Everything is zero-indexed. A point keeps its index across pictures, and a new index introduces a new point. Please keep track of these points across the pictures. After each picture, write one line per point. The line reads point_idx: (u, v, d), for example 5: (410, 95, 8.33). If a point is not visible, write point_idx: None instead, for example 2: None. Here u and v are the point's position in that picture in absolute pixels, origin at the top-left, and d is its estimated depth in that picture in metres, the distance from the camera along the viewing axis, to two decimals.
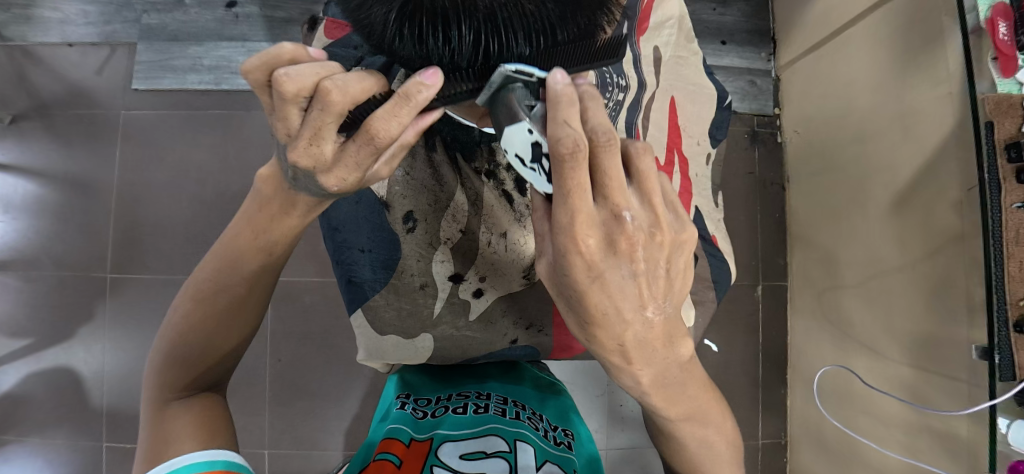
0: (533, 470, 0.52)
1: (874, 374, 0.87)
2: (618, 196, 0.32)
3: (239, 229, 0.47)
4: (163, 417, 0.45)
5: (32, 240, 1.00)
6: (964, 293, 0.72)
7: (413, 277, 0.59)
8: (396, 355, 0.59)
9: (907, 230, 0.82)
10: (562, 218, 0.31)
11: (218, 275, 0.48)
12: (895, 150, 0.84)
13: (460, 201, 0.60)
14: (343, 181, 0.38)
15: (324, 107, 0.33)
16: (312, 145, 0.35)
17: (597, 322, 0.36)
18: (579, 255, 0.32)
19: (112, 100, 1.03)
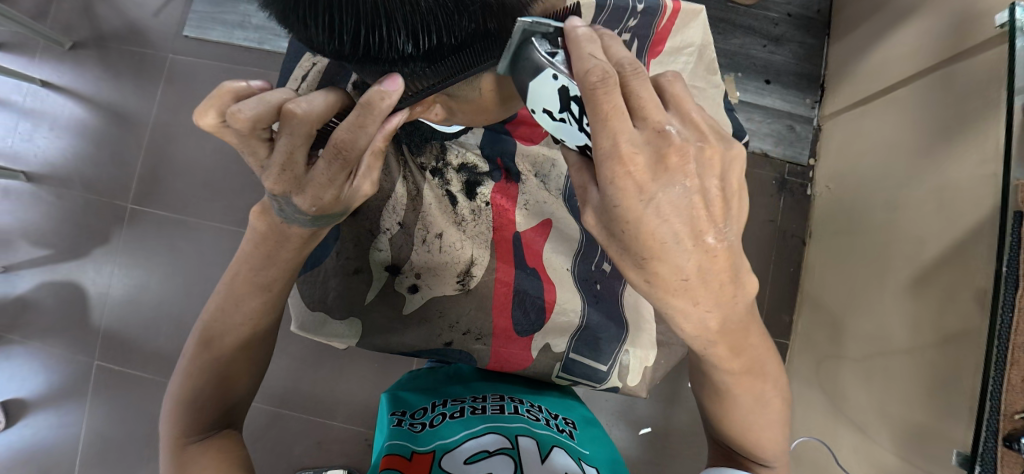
0: (542, 461, 0.50)
1: (859, 457, 0.82)
2: (657, 115, 0.35)
3: (236, 271, 0.54)
4: (181, 458, 0.50)
5: (68, 159, 1.07)
6: (969, 391, 0.66)
7: (349, 261, 0.65)
8: (325, 331, 0.65)
9: (921, 311, 0.76)
10: (606, 144, 0.34)
11: (221, 315, 0.54)
12: (925, 223, 0.78)
13: (399, 194, 0.68)
14: (320, 200, 0.44)
15: (292, 132, 0.39)
16: (285, 171, 0.42)
17: (655, 255, 0.36)
18: (630, 178, 0.34)
19: (163, 42, 1.08)
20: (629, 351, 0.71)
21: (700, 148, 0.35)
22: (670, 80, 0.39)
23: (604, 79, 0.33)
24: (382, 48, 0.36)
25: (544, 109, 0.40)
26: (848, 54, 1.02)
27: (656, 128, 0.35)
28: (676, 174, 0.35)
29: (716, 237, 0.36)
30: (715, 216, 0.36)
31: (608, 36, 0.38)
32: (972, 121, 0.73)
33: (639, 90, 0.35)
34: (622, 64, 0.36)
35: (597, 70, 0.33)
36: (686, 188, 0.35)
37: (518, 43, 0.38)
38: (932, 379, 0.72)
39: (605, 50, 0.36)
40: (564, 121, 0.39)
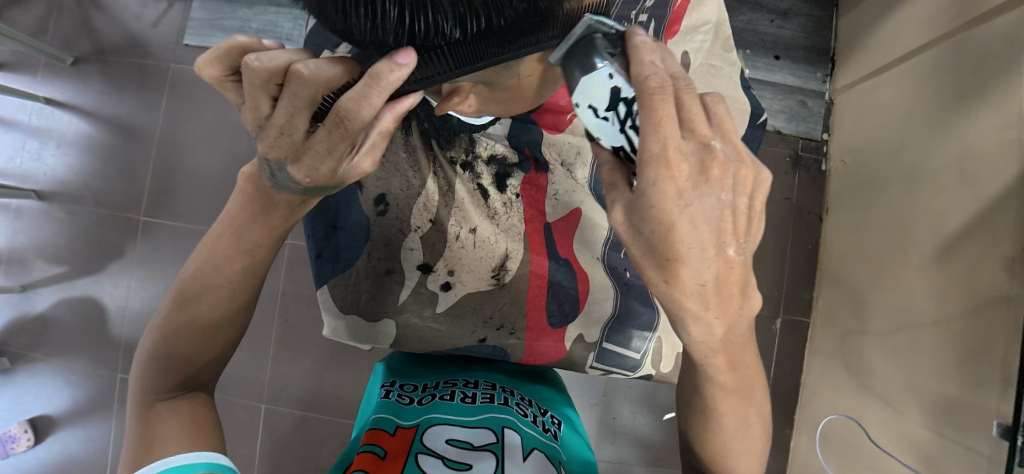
0: (520, 460, 0.52)
1: (886, 432, 0.81)
2: (703, 129, 0.34)
3: (218, 233, 0.51)
4: (149, 417, 0.48)
5: (78, 175, 1.07)
6: (1001, 361, 0.65)
7: (381, 262, 0.66)
8: (356, 335, 0.66)
9: (947, 282, 0.75)
10: (653, 147, 0.33)
11: (200, 276, 0.52)
12: (947, 193, 0.77)
13: (431, 189, 0.68)
14: (315, 169, 0.39)
15: (296, 92, 0.34)
16: (281, 135, 0.37)
17: (679, 257, 0.35)
18: (672, 182, 0.33)
19: (163, 52, 1.08)
20: (660, 338, 0.71)
21: (737, 168, 0.35)
22: (688, 96, 0.34)
23: (662, 87, 0.33)
24: (427, 35, 0.32)
25: (588, 105, 0.37)
26: (859, 24, 1.00)
27: (702, 143, 0.34)
28: (713, 187, 0.34)
29: (737, 250, 0.36)
30: (740, 230, 0.36)
31: (635, 45, 0.36)
32: (994, 86, 0.71)
33: (689, 102, 0.34)
34: (645, 81, 0.33)
35: (654, 78, 0.33)
36: (719, 202, 0.34)
37: (575, 39, 0.37)
38: (960, 350, 0.71)
39: (643, 60, 0.35)
40: (606, 120, 0.37)
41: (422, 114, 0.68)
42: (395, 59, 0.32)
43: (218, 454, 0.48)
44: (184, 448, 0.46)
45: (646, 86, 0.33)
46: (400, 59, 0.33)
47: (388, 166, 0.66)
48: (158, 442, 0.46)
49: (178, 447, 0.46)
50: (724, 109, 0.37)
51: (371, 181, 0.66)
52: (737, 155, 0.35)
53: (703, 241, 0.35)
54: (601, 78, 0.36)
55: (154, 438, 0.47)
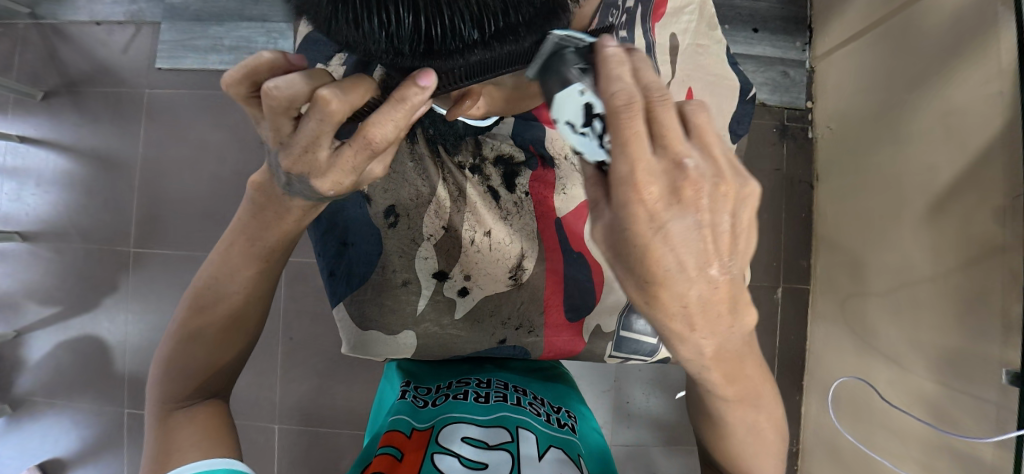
0: (535, 460, 0.52)
1: (894, 388, 0.83)
2: (678, 146, 0.32)
3: (231, 240, 0.51)
4: (167, 424, 0.50)
5: (61, 212, 1.04)
6: (1001, 311, 0.67)
7: (396, 273, 0.65)
8: (378, 349, 0.65)
9: (941, 239, 0.77)
10: (622, 169, 0.31)
11: (215, 282, 0.52)
12: (934, 151, 0.78)
13: (441, 196, 0.67)
14: (338, 185, 0.40)
15: (323, 117, 0.35)
16: (306, 153, 0.37)
17: (658, 280, 0.34)
18: (643, 205, 0.32)
19: (136, 78, 1.05)
20: None
21: (715, 185, 0.32)
22: (663, 110, 0.32)
23: (630, 106, 0.31)
24: (445, 39, 0.31)
25: (566, 121, 0.36)
26: None
27: (676, 161, 0.32)
28: (688, 208, 0.32)
29: (722, 270, 0.34)
30: (723, 249, 0.34)
31: (606, 58, 0.33)
32: (971, 41, 0.72)
33: (664, 117, 0.32)
34: (611, 98, 0.31)
35: (621, 95, 0.31)
36: (696, 223, 0.33)
37: (547, 55, 0.36)
38: (959, 303, 0.73)
39: (614, 73, 0.32)
40: (584, 135, 0.36)
41: (427, 121, 0.67)
42: (417, 81, 0.35)
43: (236, 458, 0.50)
44: (202, 454, 0.48)
45: (613, 105, 0.31)
46: (421, 81, 0.35)
47: (395, 177, 0.66)
48: (176, 448, 0.49)
49: (199, 453, 0.48)
50: (708, 120, 0.34)
51: (379, 194, 0.65)
52: (718, 170, 0.33)
53: (680, 263, 0.33)
54: (573, 94, 0.35)
55: (172, 444, 0.49)
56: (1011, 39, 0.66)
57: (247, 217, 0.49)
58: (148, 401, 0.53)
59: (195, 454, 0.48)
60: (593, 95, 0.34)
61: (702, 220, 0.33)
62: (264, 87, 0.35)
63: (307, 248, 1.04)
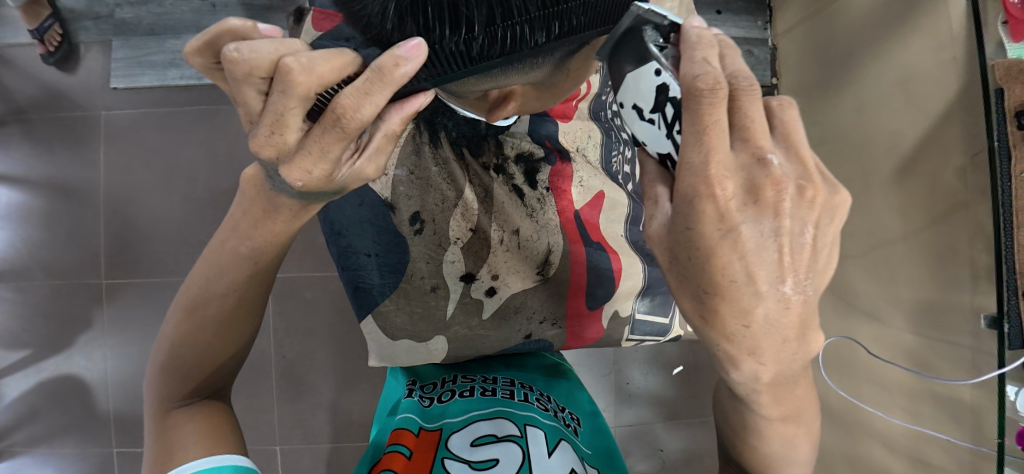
0: (545, 456, 0.52)
1: (876, 342, 0.88)
2: (761, 141, 0.33)
3: (223, 237, 0.48)
4: (166, 424, 0.47)
5: (21, 249, 0.98)
6: (970, 261, 0.72)
7: (424, 279, 0.63)
8: (407, 357, 0.63)
9: (910, 199, 0.82)
10: (693, 157, 0.31)
11: (206, 284, 0.48)
12: (897, 118, 0.83)
13: (468, 198, 0.65)
14: (308, 174, 0.35)
15: (285, 89, 0.30)
16: (272, 134, 0.33)
17: (720, 292, 0.33)
18: (714, 201, 0.31)
19: (90, 100, 0.99)
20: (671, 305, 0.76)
21: (801, 185, 0.32)
22: (747, 98, 0.33)
23: (715, 87, 0.31)
24: (519, 43, 0.37)
25: (633, 105, 0.37)
26: None
27: (757, 155, 0.33)
28: (766, 211, 0.32)
29: (796, 286, 0.33)
30: (799, 263, 0.33)
31: (691, 40, 0.34)
32: (922, 11, 0.77)
33: (748, 106, 0.33)
34: (696, 80, 0.31)
35: (706, 78, 0.31)
36: (771, 229, 0.32)
37: (625, 29, 0.36)
38: (933, 256, 0.78)
39: (696, 57, 0.33)
40: (651, 122, 0.36)
41: (449, 123, 0.66)
42: (402, 52, 0.31)
43: (236, 453, 0.46)
44: (205, 451, 0.45)
45: (736, 84, 0.33)
46: (407, 52, 0.31)
47: (419, 182, 0.64)
48: (178, 447, 0.45)
49: (200, 450, 0.45)
50: (795, 118, 0.35)
51: (403, 200, 0.63)
52: (803, 172, 0.33)
53: (749, 275, 0.32)
54: (648, 74, 0.35)
55: (171, 445, 0.45)
56: (960, 8, 0.71)
57: (239, 214, 0.46)
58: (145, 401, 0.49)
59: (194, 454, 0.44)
60: (670, 76, 0.34)
61: (778, 227, 0.32)
62: (223, 51, 0.29)
63: (293, 263, 1.01)
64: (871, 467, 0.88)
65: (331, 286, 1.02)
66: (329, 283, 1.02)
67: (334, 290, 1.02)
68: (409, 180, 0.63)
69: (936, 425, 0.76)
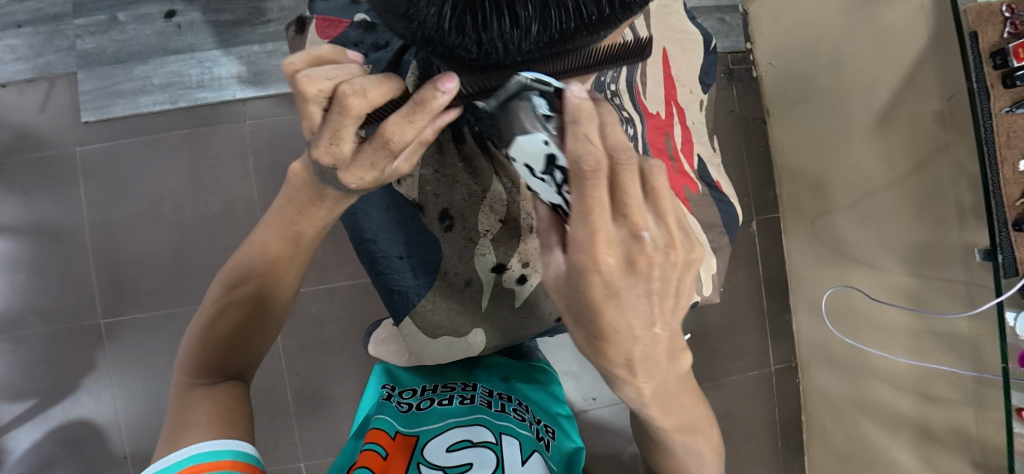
0: (520, 465, 0.52)
1: (875, 287, 0.90)
2: (637, 217, 0.30)
3: (265, 221, 0.52)
4: (185, 402, 0.47)
5: (11, 299, 0.95)
6: (956, 201, 0.75)
7: (458, 275, 0.62)
8: (448, 353, 0.64)
9: (892, 147, 0.84)
10: (579, 235, 0.30)
11: (242, 264, 0.52)
12: (873, 70, 0.85)
13: (495, 189, 0.62)
14: (360, 179, 0.39)
15: (342, 111, 0.33)
16: (330, 145, 0.36)
17: (605, 337, 0.34)
18: (598, 274, 0.31)
19: (63, 138, 0.97)
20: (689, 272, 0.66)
21: (667, 253, 0.32)
22: (625, 177, 0.29)
23: (597, 170, 0.28)
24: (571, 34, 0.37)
25: (524, 164, 0.34)
26: None
27: (633, 232, 0.31)
28: (641, 278, 0.32)
29: (663, 327, 0.34)
30: (666, 307, 0.34)
31: (570, 112, 0.30)
32: None
33: (627, 186, 0.29)
34: (578, 162, 0.28)
35: (590, 159, 0.28)
36: (645, 291, 0.32)
37: (512, 92, 0.34)
38: (921, 200, 0.80)
39: (578, 134, 0.29)
40: (543, 181, 0.33)
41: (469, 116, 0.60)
42: (439, 85, 0.33)
43: (245, 439, 0.45)
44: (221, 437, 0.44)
45: (617, 160, 0.29)
46: (442, 85, 0.33)
47: (445, 180, 0.62)
48: (193, 427, 0.44)
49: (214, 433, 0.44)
50: (661, 182, 0.31)
51: (430, 198, 0.61)
52: (670, 240, 0.32)
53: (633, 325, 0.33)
54: (534, 143, 0.31)
55: (184, 423, 0.45)
56: None
57: (284, 203, 0.49)
58: (173, 375, 0.51)
59: (208, 434, 0.44)
60: (557, 146, 0.31)
61: (651, 290, 0.32)
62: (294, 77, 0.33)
63: None
64: (880, 408, 0.91)
65: (334, 298, 1.01)
66: (333, 294, 1.01)
67: (339, 300, 1.01)
68: (435, 179, 0.61)
69: (939, 359, 0.79)
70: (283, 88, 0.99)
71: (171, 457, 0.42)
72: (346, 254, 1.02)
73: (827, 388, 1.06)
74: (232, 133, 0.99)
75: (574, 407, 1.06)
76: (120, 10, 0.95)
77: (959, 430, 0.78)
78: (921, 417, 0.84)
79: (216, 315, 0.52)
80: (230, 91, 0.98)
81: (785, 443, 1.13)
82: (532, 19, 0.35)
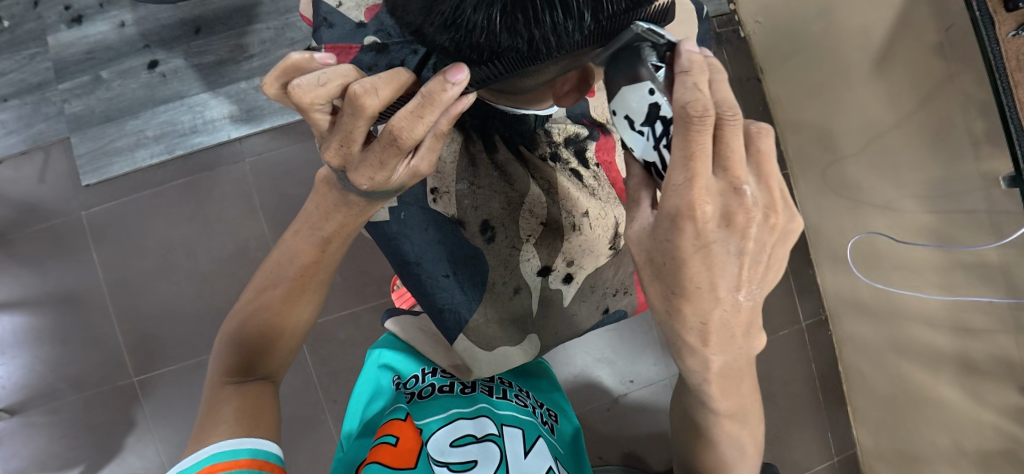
0: (522, 455, 0.56)
1: (897, 229, 0.88)
2: (740, 171, 0.33)
3: (297, 227, 0.53)
4: (216, 397, 0.48)
5: (42, 371, 0.95)
6: (967, 131, 0.73)
7: (507, 283, 0.62)
8: (506, 362, 0.63)
9: (895, 87, 0.83)
10: (678, 179, 0.32)
11: (276, 268, 0.54)
12: (862, 12, 0.85)
13: (534, 193, 0.62)
14: (371, 180, 0.40)
15: (355, 111, 0.34)
16: (343, 146, 0.37)
17: (685, 295, 0.34)
18: (693, 221, 0.32)
19: (67, 204, 0.96)
20: None
21: (764, 215, 0.33)
22: (732, 130, 0.32)
23: (705, 116, 0.31)
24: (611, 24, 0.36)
25: (625, 116, 0.37)
26: None
27: (734, 185, 0.32)
28: (735, 234, 0.33)
29: (748, 295, 0.35)
30: (755, 276, 0.35)
31: (683, 64, 0.34)
32: None
33: (731, 138, 0.32)
34: (685, 107, 0.32)
35: (697, 105, 0.31)
36: (737, 250, 0.33)
37: (624, 42, 0.36)
38: (926, 135, 0.79)
39: (686, 83, 0.33)
40: (641, 133, 0.36)
41: (501, 124, 0.61)
42: (449, 77, 0.33)
43: (265, 437, 0.46)
44: None
45: (722, 113, 0.32)
46: (452, 77, 0.33)
47: (482, 191, 0.61)
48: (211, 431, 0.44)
49: None
50: (769, 147, 0.35)
51: (470, 212, 0.60)
52: (770, 200, 0.34)
53: (713, 282, 0.34)
54: (642, 92, 0.36)
55: (211, 419, 0.45)
56: None
57: (312, 207, 0.51)
58: (207, 373, 0.51)
59: (230, 433, 0.44)
60: (662, 96, 0.35)
61: (744, 248, 0.33)
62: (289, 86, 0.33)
63: None
64: (916, 346, 0.90)
65: (362, 320, 1.02)
66: (358, 317, 1.02)
67: (365, 322, 1.02)
68: (472, 192, 0.60)
69: (973, 291, 0.77)
70: (277, 120, 0.99)
71: (191, 457, 0.42)
72: (365, 275, 1.02)
73: (862, 335, 1.05)
74: (233, 173, 0.98)
75: (612, 392, 1.06)
76: (102, 68, 0.97)
77: (1000, 357, 0.77)
78: (961, 350, 0.83)
79: (249, 314, 0.53)
80: (224, 131, 0.98)
81: (825, 395, 1.13)
82: (586, 6, 0.33)
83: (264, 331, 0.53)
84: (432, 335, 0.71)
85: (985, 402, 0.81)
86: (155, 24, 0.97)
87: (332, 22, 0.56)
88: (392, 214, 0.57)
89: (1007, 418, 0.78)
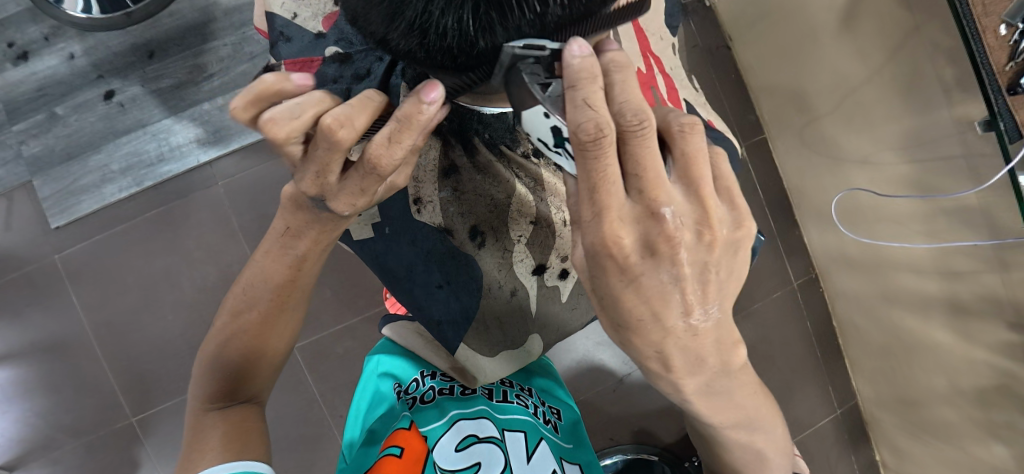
0: (524, 457, 0.56)
1: (878, 183, 0.87)
2: (661, 192, 0.30)
3: (262, 247, 0.51)
4: (196, 426, 0.47)
5: (38, 422, 0.93)
6: (934, 78, 0.73)
7: (502, 287, 0.61)
8: (511, 367, 0.64)
9: (862, 41, 0.83)
10: (645, 187, 0.29)
11: (248, 289, 0.51)
12: None
13: (521, 193, 0.60)
14: (352, 205, 0.39)
15: (329, 146, 0.33)
16: (319, 179, 0.36)
17: (632, 328, 0.33)
18: (613, 258, 0.30)
19: (38, 249, 0.93)
20: None
21: (697, 231, 0.31)
22: (639, 142, 0.29)
23: (640, 127, 0.29)
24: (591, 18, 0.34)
25: None
26: None
27: (652, 209, 0.30)
28: (664, 262, 0.31)
29: (700, 317, 0.33)
30: (703, 295, 0.32)
31: None
32: None
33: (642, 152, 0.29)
34: (619, 119, 0.29)
35: (631, 118, 0.29)
36: (672, 276, 0.31)
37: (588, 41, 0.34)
38: (899, 86, 0.79)
39: None
40: None
41: (480, 127, 0.59)
42: (423, 97, 0.32)
43: (257, 459, 0.45)
44: None
45: (625, 124, 0.29)
46: (427, 96, 0.32)
47: (467, 196, 0.60)
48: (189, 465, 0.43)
49: None
50: (697, 149, 0.31)
51: (456, 219, 0.59)
52: (702, 214, 0.31)
53: (654, 313, 0.32)
54: None
55: (192, 452, 0.45)
56: None
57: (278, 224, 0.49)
58: (190, 400, 0.51)
59: (220, 457, 0.44)
60: (629, 93, 0.32)
61: (679, 273, 0.31)
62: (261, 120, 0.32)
63: (310, 326, 1.00)
64: (906, 294, 0.91)
65: (358, 332, 1.00)
66: (354, 330, 1.00)
67: (362, 334, 1.00)
68: (456, 198, 0.59)
69: (956, 237, 0.77)
70: (245, 139, 0.96)
71: None
72: (357, 287, 1.01)
73: (852, 288, 1.06)
74: (206, 198, 0.95)
75: (616, 373, 1.07)
76: (56, 104, 0.93)
77: (988, 297, 0.77)
78: (950, 294, 0.83)
79: (226, 338, 0.52)
80: (193, 156, 0.95)
81: (823, 352, 1.16)
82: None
83: (238, 358, 0.51)
84: (430, 339, 0.68)
85: (976, 341, 0.81)
86: (107, 53, 0.93)
87: (289, 36, 0.54)
88: (376, 230, 0.58)
89: (997, 354, 0.78)
